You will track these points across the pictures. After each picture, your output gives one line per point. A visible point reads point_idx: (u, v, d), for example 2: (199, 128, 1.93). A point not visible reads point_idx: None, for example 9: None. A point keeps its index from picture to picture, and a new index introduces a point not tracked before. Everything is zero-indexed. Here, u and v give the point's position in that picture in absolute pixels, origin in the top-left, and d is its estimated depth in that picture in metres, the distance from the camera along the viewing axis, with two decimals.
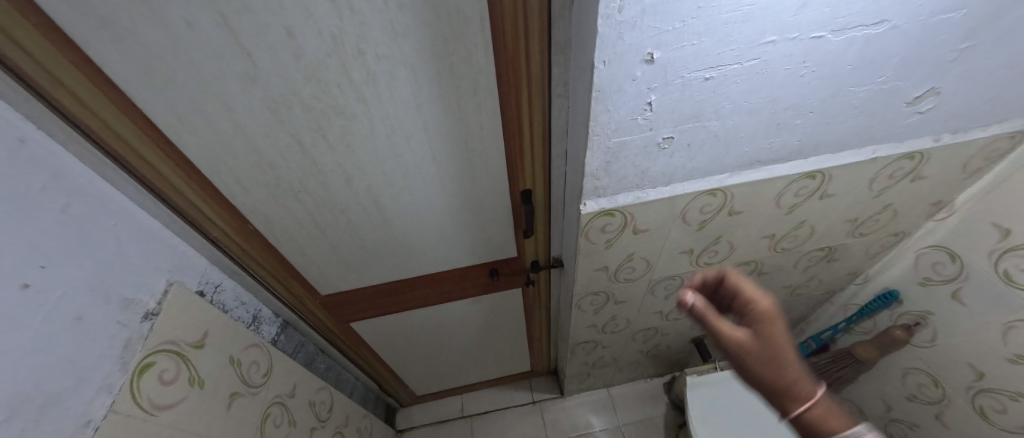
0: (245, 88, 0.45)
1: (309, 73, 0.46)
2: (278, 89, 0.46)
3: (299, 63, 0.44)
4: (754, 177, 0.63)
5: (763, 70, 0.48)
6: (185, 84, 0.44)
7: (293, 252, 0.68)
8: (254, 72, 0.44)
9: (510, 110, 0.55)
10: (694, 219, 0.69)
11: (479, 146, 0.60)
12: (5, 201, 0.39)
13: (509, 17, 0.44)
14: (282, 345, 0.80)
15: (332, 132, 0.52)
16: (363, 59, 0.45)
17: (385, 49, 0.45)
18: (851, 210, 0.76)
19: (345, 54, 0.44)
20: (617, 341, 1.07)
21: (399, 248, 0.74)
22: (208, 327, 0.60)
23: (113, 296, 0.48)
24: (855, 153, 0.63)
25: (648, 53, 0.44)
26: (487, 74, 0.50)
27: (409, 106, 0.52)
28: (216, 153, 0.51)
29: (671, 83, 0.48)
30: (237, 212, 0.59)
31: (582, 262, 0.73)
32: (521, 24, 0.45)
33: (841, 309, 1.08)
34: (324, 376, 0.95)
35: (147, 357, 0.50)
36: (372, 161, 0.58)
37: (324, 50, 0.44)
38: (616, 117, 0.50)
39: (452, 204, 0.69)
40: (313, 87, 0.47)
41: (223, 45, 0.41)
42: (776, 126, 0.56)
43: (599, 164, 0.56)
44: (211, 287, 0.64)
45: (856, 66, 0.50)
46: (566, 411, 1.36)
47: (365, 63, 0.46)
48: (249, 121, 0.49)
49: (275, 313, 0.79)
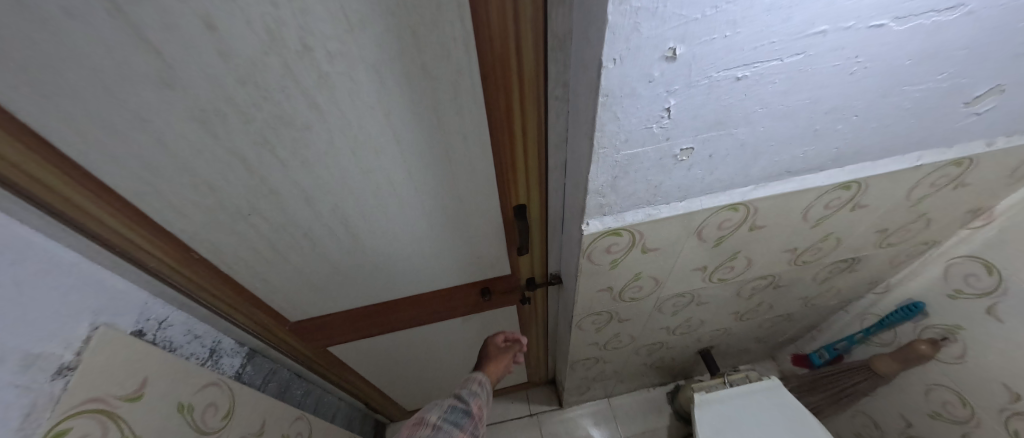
0: (160, 97, 0.36)
1: (242, 77, 0.36)
2: (206, 98, 0.37)
3: (226, 64, 0.35)
4: (782, 189, 0.55)
5: (807, 68, 0.39)
6: (78, 93, 0.34)
7: (252, 279, 0.59)
8: (170, 78, 0.35)
9: (498, 117, 0.46)
10: (710, 236, 0.60)
11: (463, 158, 0.51)
12: None
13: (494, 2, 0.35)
14: (249, 377, 0.72)
15: (282, 146, 0.43)
16: (311, 58, 0.36)
17: (338, 44, 0.35)
18: (883, 220, 0.68)
19: (286, 53, 0.35)
20: (620, 357, 0.99)
21: (377, 269, 0.66)
22: (149, 374, 0.52)
23: (9, 354, 0.39)
24: (896, 160, 0.55)
25: (670, 47, 0.35)
26: (469, 74, 0.41)
27: (375, 113, 0.42)
28: (139, 174, 0.41)
29: (695, 84, 0.39)
30: (176, 239, 0.50)
31: (583, 284, 0.64)
32: (510, 11, 0.36)
33: (857, 318, 1.02)
34: (302, 403, 0.87)
35: (60, 424, 0.42)
36: (335, 178, 0.49)
37: (257, 47, 0.34)
38: (626, 125, 0.41)
39: (435, 221, 0.60)
40: (249, 94, 0.37)
41: (119, 42, 0.31)
42: (813, 131, 0.47)
43: (605, 180, 0.47)
44: (154, 324, 0.55)
45: (916, 61, 0.41)
46: (564, 423, 1.30)
47: (313, 62, 0.36)
48: (174, 136, 0.39)
49: (239, 343, 0.70)
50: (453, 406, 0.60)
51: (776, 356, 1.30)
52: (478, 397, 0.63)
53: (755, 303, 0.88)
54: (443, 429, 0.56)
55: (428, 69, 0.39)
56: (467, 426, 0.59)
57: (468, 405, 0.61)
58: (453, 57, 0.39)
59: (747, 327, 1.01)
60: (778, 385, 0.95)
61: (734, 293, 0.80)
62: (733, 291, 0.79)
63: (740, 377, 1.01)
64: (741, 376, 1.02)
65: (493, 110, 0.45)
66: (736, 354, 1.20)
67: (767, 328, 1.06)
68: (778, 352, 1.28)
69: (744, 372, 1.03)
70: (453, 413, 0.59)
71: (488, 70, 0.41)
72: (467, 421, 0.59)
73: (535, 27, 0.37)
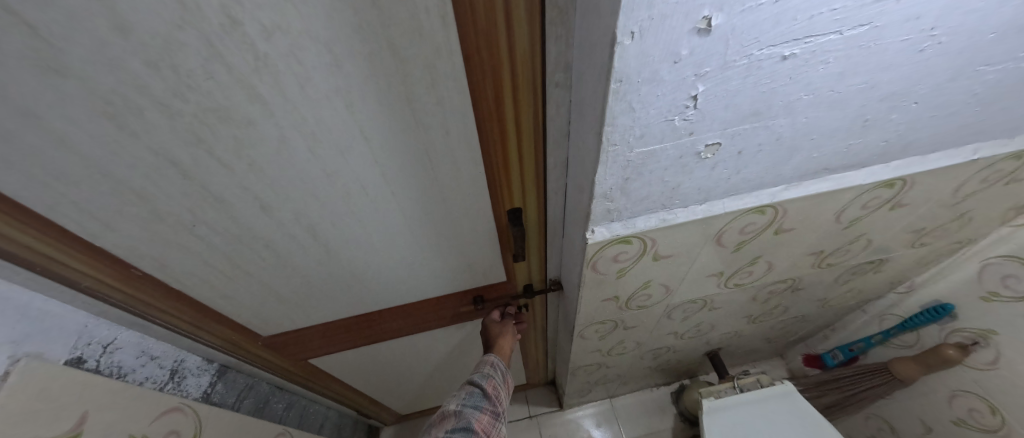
0: (50, 82, 0.28)
1: (153, 58, 0.28)
2: (111, 85, 0.29)
3: (130, 43, 0.27)
4: (817, 189, 0.48)
5: (869, 44, 0.32)
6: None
7: (212, 294, 0.52)
8: (57, 58, 0.26)
9: (488, 110, 0.38)
10: (731, 241, 0.53)
11: (448, 156, 0.43)
12: None
13: None
14: (220, 396, 0.65)
15: (222, 146, 0.35)
16: (243, 33, 0.28)
17: (277, 16, 0.27)
18: (922, 219, 0.60)
19: (207, 26, 0.27)
20: (624, 361, 0.93)
21: (355, 280, 0.59)
22: (88, 408, 0.46)
23: None
24: (947, 154, 0.48)
25: (704, 17, 0.27)
26: (451, 58, 0.33)
27: (335, 107, 0.35)
28: (45, 182, 0.34)
29: (730, 65, 0.31)
30: (110, 255, 0.42)
31: (586, 294, 0.58)
32: None
33: (875, 319, 0.96)
34: (284, 417, 0.81)
35: None
36: (295, 183, 0.41)
37: (166, 17, 0.26)
38: (643, 117, 0.33)
39: (418, 228, 0.53)
40: (169, 82, 0.29)
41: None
42: (862, 122, 0.40)
43: (614, 182, 0.39)
44: (98, 348, 0.48)
45: (1000, 35, 0.34)
46: (565, 425, 1.25)
47: (247, 39, 0.28)
48: (78, 133, 0.31)
49: (207, 360, 0.63)
50: (470, 391, 0.57)
51: (784, 354, 1.24)
52: (491, 379, 0.60)
53: (771, 306, 0.81)
54: (465, 416, 0.53)
55: (397, 48, 0.31)
56: (487, 408, 0.56)
57: (483, 388, 0.58)
58: (429, 33, 0.31)
59: (758, 329, 0.95)
60: (792, 391, 0.89)
61: (750, 298, 0.74)
62: (749, 295, 0.73)
63: (751, 381, 0.96)
64: (752, 380, 0.97)
65: (482, 100, 0.37)
66: (744, 354, 1.14)
67: (779, 329, 1.00)
68: (787, 351, 1.23)
69: (756, 375, 0.98)
70: (472, 398, 0.56)
71: (475, 50, 0.33)
72: (486, 404, 0.56)
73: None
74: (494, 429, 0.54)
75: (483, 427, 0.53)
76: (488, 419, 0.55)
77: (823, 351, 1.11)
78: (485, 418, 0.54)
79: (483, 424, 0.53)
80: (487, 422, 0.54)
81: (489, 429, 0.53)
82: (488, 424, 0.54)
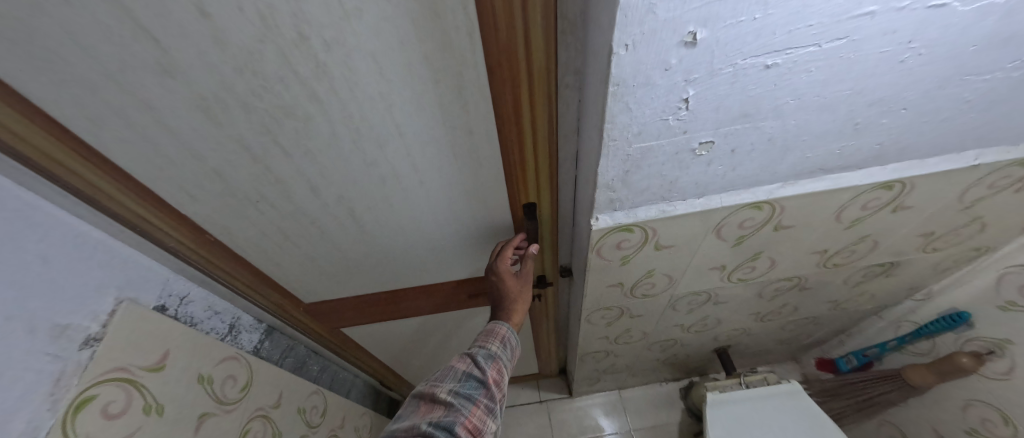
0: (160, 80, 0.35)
1: (238, 63, 0.35)
2: (205, 84, 0.36)
3: (224, 52, 0.34)
4: (814, 189, 0.50)
5: (849, 56, 0.35)
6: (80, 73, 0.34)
7: (267, 261, 0.61)
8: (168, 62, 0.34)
9: (506, 113, 0.44)
10: (730, 234, 0.57)
11: (471, 152, 0.49)
12: None
13: None
14: (267, 352, 0.75)
15: (284, 135, 0.43)
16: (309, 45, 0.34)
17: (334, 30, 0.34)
18: (930, 223, 0.62)
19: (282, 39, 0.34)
20: (631, 351, 0.97)
21: (386, 257, 0.66)
22: (169, 347, 0.55)
23: (40, 323, 0.41)
24: (948, 159, 0.50)
25: (689, 32, 0.32)
26: (476, 67, 0.39)
27: (378, 106, 0.41)
28: (149, 159, 0.42)
29: (717, 73, 0.35)
30: (190, 221, 0.51)
31: (592, 278, 0.63)
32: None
33: (892, 325, 0.95)
34: (318, 379, 0.91)
35: (87, 391, 0.44)
36: (340, 167, 0.48)
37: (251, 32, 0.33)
38: (639, 117, 0.38)
39: (442, 214, 0.59)
40: (249, 82, 0.37)
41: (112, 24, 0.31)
42: (853, 126, 0.43)
43: (616, 174, 0.44)
44: (175, 299, 0.57)
45: (983, 47, 0.36)
46: (573, 411, 1.30)
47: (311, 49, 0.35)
48: (179, 121, 0.39)
49: (257, 320, 0.73)
50: (468, 374, 0.50)
51: (799, 358, 1.24)
52: (496, 362, 0.52)
53: (779, 304, 0.84)
54: (454, 409, 0.46)
55: (429, 58, 0.37)
56: (482, 400, 0.48)
57: (484, 374, 0.50)
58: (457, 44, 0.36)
59: (767, 329, 0.97)
60: (799, 391, 0.91)
61: (755, 294, 0.76)
62: (754, 291, 0.75)
63: (758, 379, 0.98)
64: (760, 378, 0.99)
65: (502, 105, 0.43)
66: (755, 354, 1.16)
67: (791, 330, 1.02)
68: (801, 355, 1.23)
69: (763, 374, 1.00)
70: (466, 385, 0.48)
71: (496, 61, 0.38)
72: (483, 396, 0.48)
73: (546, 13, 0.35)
74: (486, 426, 0.47)
75: (471, 424, 0.45)
76: (481, 414, 0.47)
77: (837, 356, 1.11)
78: (476, 413, 0.46)
79: (472, 421, 0.46)
80: (478, 418, 0.46)
81: (479, 426, 0.46)
82: (478, 421, 0.46)
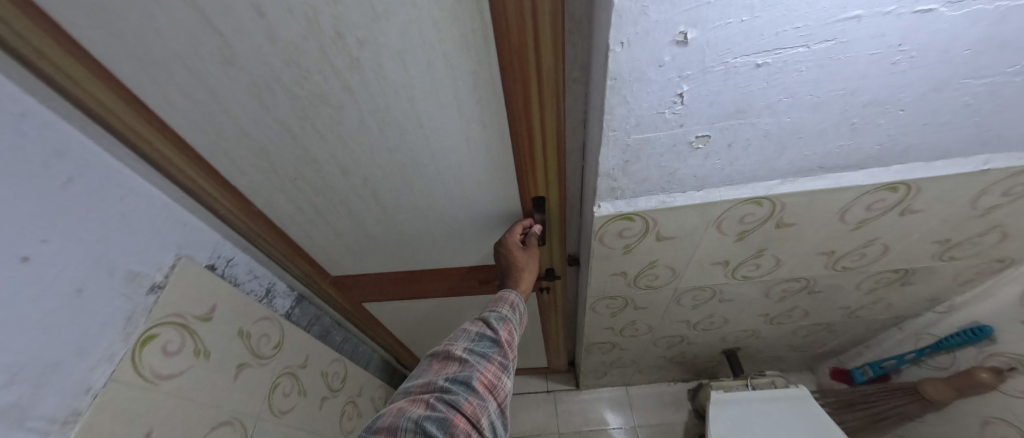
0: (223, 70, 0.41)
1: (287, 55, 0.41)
2: (260, 73, 0.42)
3: (275, 45, 0.40)
4: (814, 187, 0.52)
5: (839, 57, 0.37)
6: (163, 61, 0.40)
7: (302, 233, 0.68)
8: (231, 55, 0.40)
9: (518, 110, 0.47)
10: (732, 229, 0.59)
11: (483, 143, 0.54)
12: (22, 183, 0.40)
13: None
14: (296, 318, 0.82)
15: (321, 119, 0.49)
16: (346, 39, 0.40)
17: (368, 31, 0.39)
18: (943, 229, 0.61)
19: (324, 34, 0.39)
20: (638, 345, 1.00)
21: (406, 238, 0.72)
22: (217, 301, 0.62)
23: (118, 268, 0.49)
24: (955, 162, 0.50)
25: (681, 31, 0.35)
26: (490, 66, 0.43)
27: (402, 98, 0.46)
28: (209, 135, 0.49)
29: (709, 70, 0.38)
30: (238, 191, 0.58)
31: (596, 266, 0.66)
32: (527, 6, 0.37)
33: (912, 337, 0.93)
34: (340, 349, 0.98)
35: (150, 329, 0.52)
36: (366, 152, 0.54)
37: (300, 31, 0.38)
38: (637, 109, 0.42)
39: (458, 200, 0.64)
40: (294, 72, 0.43)
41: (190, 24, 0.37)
42: (850, 125, 0.44)
43: (616, 163, 0.48)
44: (223, 260, 0.65)
45: (977, 51, 0.37)
46: (580, 404, 1.33)
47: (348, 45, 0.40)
48: (236, 103, 0.46)
49: (289, 287, 0.80)
50: (481, 335, 0.55)
51: (815, 367, 1.22)
52: (506, 323, 0.57)
53: (788, 307, 0.84)
54: (469, 365, 0.51)
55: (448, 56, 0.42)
56: (496, 357, 0.53)
57: (495, 334, 0.55)
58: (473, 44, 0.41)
59: (778, 333, 0.97)
60: (807, 396, 0.90)
61: (762, 293, 0.77)
62: (761, 291, 0.76)
63: (765, 381, 0.98)
64: (767, 381, 0.98)
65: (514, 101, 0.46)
66: (767, 360, 1.15)
67: (803, 336, 1.01)
68: (817, 365, 1.21)
69: (771, 377, 1.00)
70: (480, 344, 0.53)
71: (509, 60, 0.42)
72: (496, 353, 0.53)
73: (555, 19, 0.38)
74: (501, 380, 0.52)
75: (486, 378, 0.50)
76: (496, 370, 0.52)
77: (853, 367, 1.09)
78: (491, 369, 0.51)
79: (487, 376, 0.51)
80: (493, 373, 0.51)
81: (494, 380, 0.51)
82: (493, 375, 0.51)
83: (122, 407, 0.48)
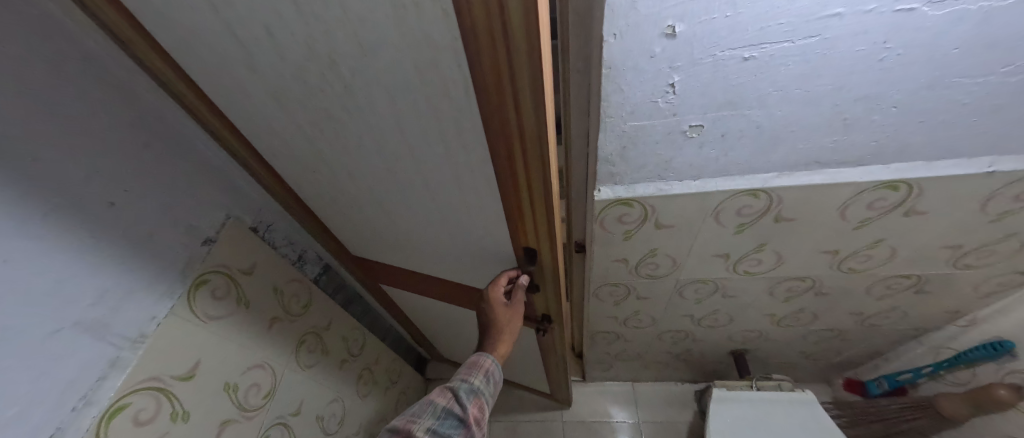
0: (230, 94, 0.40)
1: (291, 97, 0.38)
2: (268, 102, 0.40)
3: (243, 67, 0.35)
4: (811, 183, 0.53)
5: (824, 52, 0.39)
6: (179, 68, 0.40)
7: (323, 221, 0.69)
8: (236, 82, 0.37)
9: (502, 163, 0.39)
10: (730, 220, 0.61)
11: (471, 192, 0.46)
12: (105, 129, 0.43)
13: (485, 42, 0.27)
14: (323, 285, 0.82)
15: None
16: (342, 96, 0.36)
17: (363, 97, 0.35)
18: (953, 234, 0.61)
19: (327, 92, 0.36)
20: (642, 337, 1.03)
21: (406, 251, 0.68)
22: (257, 258, 0.64)
23: (181, 220, 0.52)
24: (959, 163, 0.50)
25: (668, 25, 0.38)
26: (470, 117, 0.35)
27: (379, 133, 0.40)
28: None
29: (698, 62, 0.41)
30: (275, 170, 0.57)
31: (598, 251, 0.70)
32: (504, 59, 0.28)
33: (931, 351, 0.90)
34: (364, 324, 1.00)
35: (202, 275, 0.54)
36: (352, 173, 0.49)
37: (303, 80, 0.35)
38: (631, 97, 0.45)
39: (451, 236, 0.57)
40: (266, 90, 0.38)
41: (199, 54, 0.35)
42: (842, 120, 0.46)
43: (613, 148, 0.52)
44: (264, 225, 0.65)
45: (966, 50, 0.38)
46: (585, 395, 1.38)
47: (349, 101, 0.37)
48: None
49: (320, 254, 0.80)
50: (447, 412, 0.48)
51: (830, 380, 1.19)
52: (477, 398, 0.51)
53: (795, 309, 0.84)
54: None
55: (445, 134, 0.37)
56: None
57: (463, 414, 0.49)
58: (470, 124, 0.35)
59: (787, 337, 0.96)
60: (813, 401, 0.91)
61: (766, 291, 0.78)
62: (765, 287, 0.77)
63: (771, 384, 0.97)
64: (773, 384, 0.97)
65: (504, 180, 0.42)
66: (777, 367, 1.13)
67: (815, 344, 0.99)
68: (832, 377, 1.18)
69: (777, 381, 0.99)
70: (445, 425, 0.47)
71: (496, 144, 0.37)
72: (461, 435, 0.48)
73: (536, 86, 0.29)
74: None
75: None
76: None
77: (869, 378, 1.07)
78: None
79: None
80: None
81: None
82: None
83: (173, 340, 0.50)
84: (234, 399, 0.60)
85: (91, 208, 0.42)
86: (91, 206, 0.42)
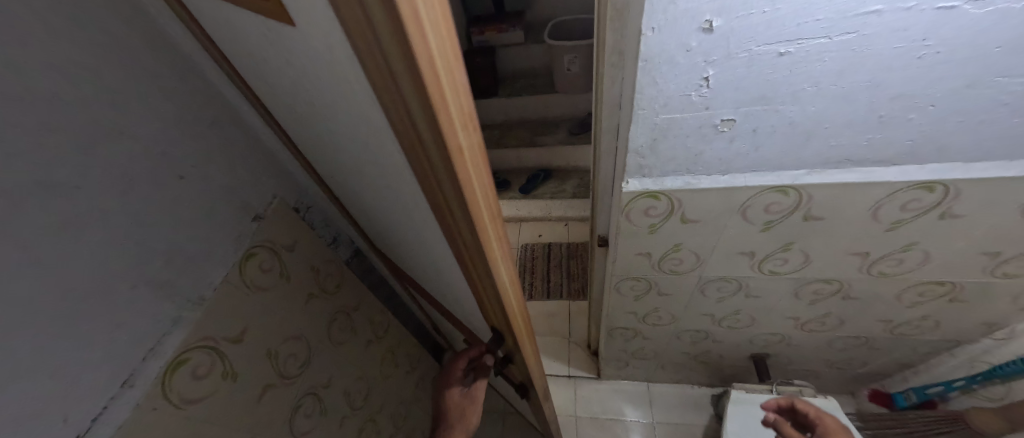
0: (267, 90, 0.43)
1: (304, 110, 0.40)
2: (292, 110, 0.44)
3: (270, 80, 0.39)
4: (841, 181, 0.53)
5: (861, 49, 0.40)
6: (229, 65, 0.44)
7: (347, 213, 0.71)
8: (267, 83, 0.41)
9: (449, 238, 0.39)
10: (757, 217, 0.61)
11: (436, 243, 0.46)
12: (178, 107, 0.47)
13: (410, 148, 0.27)
14: (353, 267, 0.86)
15: None
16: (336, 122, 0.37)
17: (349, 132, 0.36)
18: (991, 240, 0.59)
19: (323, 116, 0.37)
20: (660, 335, 1.03)
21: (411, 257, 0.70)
22: (299, 237, 0.68)
23: (236, 196, 0.56)
24: (1000, 165, 0.49)
25: (705, 20, 0.40)
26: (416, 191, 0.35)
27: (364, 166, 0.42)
28: None
29: (733, 57, 0.42)
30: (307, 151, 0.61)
31: (622, 243, 0.72)
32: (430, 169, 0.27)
33: (964, 365, 0.87)
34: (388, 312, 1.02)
35: (252, 248, 0.58)
36: (359, 186, 0.52)
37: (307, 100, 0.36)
38: (665, 90, 0.47)
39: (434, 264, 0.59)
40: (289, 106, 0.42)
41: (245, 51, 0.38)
42: (878, 118, 0.46)
43: (644, 140, 0.54)
44: (305, 206, 0.70)
45: (1009, 49, 0.38)
46: (600, 392, 1.39)
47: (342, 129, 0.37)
48: None
49: (352, 238, 0.84)
50: None
51: (855, 391, 1.17)
52: None
53: (820, 313, 0.83)
54: None
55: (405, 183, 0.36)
56: None
57: None
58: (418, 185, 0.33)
59: (810, 342, 0.95)
60: (836, 408, 0.90)
61: (790, 292, 0.78)
62: (789, 288, 0.77)
63: (792, 390, 0.96)
64: (793, 389, 0.96)
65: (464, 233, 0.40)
66: (799, 374, 1.12)
67: (839, 351, 0.97)
68: (856, 387, 1.15)
69: (798, 387, 0.97)
70: None
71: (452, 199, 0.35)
72: None
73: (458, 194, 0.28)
74: None
75: None
76: None
77: (897, 391, 1.04)
78: None
79: None
80: None
81: None
82: None
83: (227, 305, 0.55)
84: (274, 366, 0.64)
85: (165, 177, 0.46)
86: (165, 176, 0.46)
